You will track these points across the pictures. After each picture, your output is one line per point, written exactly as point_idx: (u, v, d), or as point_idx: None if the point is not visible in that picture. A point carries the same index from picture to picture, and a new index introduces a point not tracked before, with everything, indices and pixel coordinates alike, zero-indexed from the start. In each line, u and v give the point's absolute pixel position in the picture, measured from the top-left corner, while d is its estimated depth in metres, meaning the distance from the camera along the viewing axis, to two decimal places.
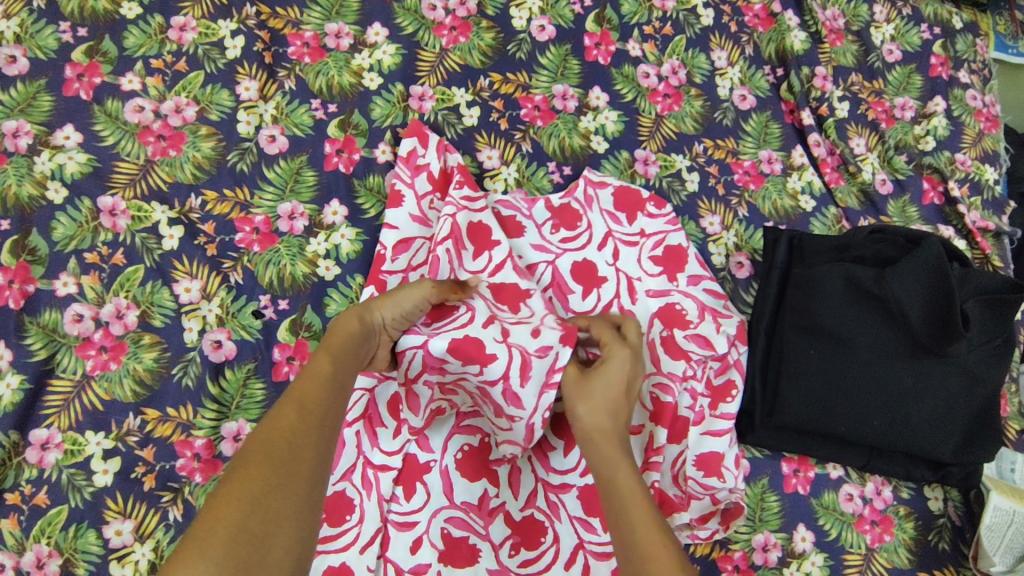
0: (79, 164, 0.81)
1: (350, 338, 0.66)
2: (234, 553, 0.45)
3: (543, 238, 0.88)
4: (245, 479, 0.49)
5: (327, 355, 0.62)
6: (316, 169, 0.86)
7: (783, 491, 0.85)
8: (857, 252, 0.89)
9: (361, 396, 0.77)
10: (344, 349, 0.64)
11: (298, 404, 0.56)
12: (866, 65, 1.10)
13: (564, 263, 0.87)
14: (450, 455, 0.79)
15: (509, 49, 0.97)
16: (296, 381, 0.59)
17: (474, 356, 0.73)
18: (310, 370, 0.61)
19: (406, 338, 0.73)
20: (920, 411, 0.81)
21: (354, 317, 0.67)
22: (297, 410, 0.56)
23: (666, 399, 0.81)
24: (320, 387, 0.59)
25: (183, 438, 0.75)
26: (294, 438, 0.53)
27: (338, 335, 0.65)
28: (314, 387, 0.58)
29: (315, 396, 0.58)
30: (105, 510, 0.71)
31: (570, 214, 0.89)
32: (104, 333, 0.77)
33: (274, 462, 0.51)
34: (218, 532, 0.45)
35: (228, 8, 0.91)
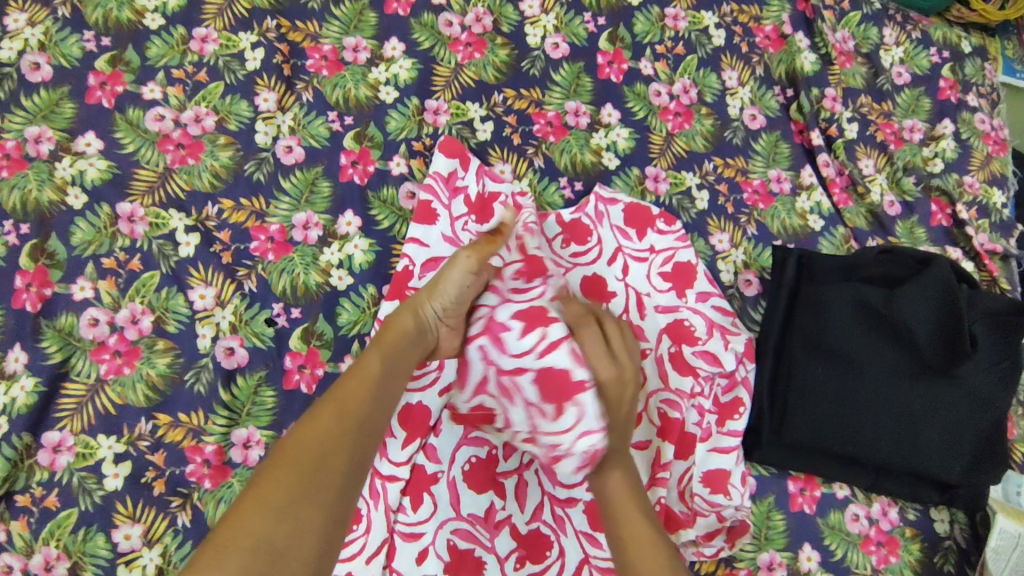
0: (99, 171, 0.83)
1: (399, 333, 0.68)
2: (260, 548, 0.45)
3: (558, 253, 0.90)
4: (279, 476, 0.50)
5: (377, 355, 0.64)
6: (332, 180, 0.88)
7: (789, 510, 0.85)
8: (865, 272, 0.90)
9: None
10: (394, 348, 0.66)
11: (340, 402, 0.57)
12: (875, 87, 1.11)
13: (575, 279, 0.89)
14: (459, 466, 0.79)
15: (523, 65, 0.98)
16: (341, 380, 0.61)
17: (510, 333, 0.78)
18: (356, 369, 0.62)
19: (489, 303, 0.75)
20: (929, 431, 0.81)
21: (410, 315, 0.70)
22: (337, 409, 0.57)
23: (673, 414, 0.83)
24: (364, 387, 0.60)
25: (194, 444, 0.76)
26: (330, 439, 0.54)
27: (387, 341, 0.67)
28: (355, 385, 0.60)
29: (355, 394, 0.59)
30: (115, 514, 0.72)
31: (581, 230, 0.90)
32: (119, 337, 0.78)
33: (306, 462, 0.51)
34: (247, 527, 0.46)
35: (249, 21, 0.93)
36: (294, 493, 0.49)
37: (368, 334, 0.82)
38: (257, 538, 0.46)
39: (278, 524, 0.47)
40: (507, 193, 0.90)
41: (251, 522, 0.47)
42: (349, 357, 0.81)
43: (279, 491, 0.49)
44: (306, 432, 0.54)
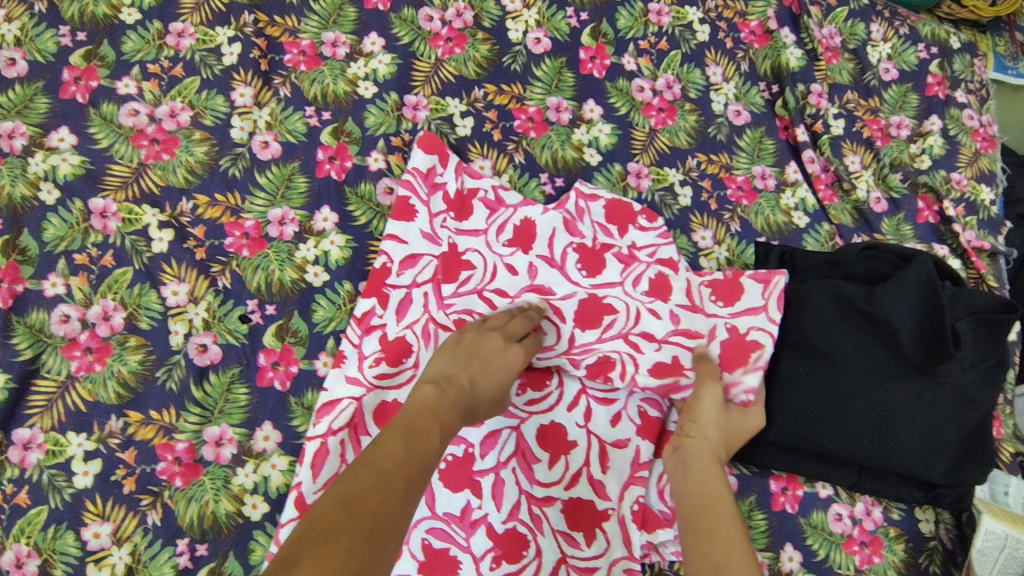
0: (72, 166, 0.82)
1: (457, 401, 0.67)
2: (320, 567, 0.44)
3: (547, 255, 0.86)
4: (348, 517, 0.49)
5: (438, 426, 0.63)
6: (308, 176, 0.87)
7: (771, 509, 0.84)
8: (847, 268, 0.88)
9: (348, 404, 0.76)
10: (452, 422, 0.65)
11: (411, 454, 0.58)
12: (862, 82, 1.10)
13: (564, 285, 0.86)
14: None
15: (505, 61, 0.97)
16: (406, 432, 0.61)
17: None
18: (418, 425, 0.61)
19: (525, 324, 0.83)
20: (910, 430, 0.80)
21: (466, 403, 0.67)
22: (411, 465, 0.57)
23: (653, 413, 0.83)
24: (431, 445, 0.60)
25: (165, 441, 0.75)
26: (398, 499, 0.53)
27: (440, 408, 0.65)
28: (422, 441, 0.60)
29: (423, 452, 0.59)
30: (84, 512, 0.71)
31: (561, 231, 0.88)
32: (91, 334, 0.77)
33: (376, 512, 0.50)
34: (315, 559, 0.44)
35: (226, 15, 0.92)
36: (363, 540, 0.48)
37: (343, 331, 0.81)
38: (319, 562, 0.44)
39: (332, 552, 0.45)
40: (487, 187, 0.89)
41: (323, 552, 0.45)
42: (324, 354, 0.80)
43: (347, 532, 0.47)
44: (375, 482, 0.53)
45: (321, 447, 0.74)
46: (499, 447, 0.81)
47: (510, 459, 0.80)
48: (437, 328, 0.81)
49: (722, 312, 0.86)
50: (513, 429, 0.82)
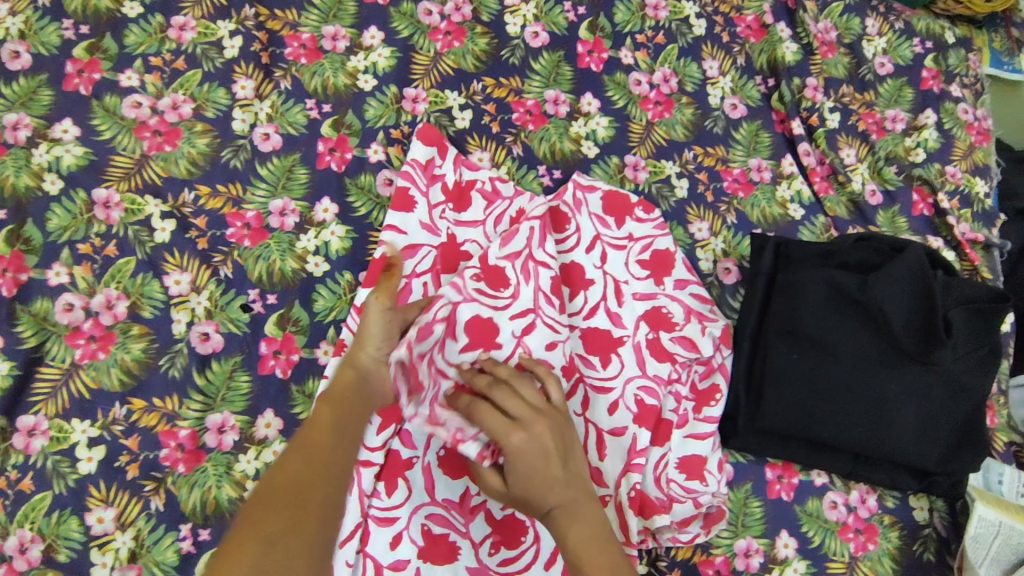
0: (76, 157, 0.83)
1: (346, 390, 0.68)
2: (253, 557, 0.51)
3: (544, 245, 0.84)
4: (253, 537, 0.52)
5: (327, 403, 0.67)
6: (309, 167, 0.88)
7: (767, 497, 0.85)
8: (841, 258, 0.89)
9: None
10: (345, 397, 0.67)
11: (306, 449, 0.61)
12: (857, 77, 1.11)
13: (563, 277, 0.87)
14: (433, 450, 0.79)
15: (503, 54, 0.98)
16: (300, 431, 0.64)
17: (482, 339, 0.78)
18: (314, 432, 0.63)
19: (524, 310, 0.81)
20: (903, 418, 0.81)
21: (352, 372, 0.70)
22: (304, 456, 0.60)
23: (651, 401, 0.83)
24: (322, 432, 0.63)
25: (168, 428, 0.76)
26: (295, 501, 0.55)
27: (336, 388, 0.69)
28: (314, 433, 0.63)
29: (319, 441, 0.62)
30: (88, 497, 0.72)
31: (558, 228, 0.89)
32: (94, 322, 0.78)
33: (277, 520, 0.54)
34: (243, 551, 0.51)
35: (227, 9, 0.93)
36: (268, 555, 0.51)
37: (344, 320, 0.82)
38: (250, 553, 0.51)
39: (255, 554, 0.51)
40: (485, 179, 0.90)
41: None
42: (325, 343, 0.81)
43: (253, 552, 0.51)
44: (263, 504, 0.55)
45: None
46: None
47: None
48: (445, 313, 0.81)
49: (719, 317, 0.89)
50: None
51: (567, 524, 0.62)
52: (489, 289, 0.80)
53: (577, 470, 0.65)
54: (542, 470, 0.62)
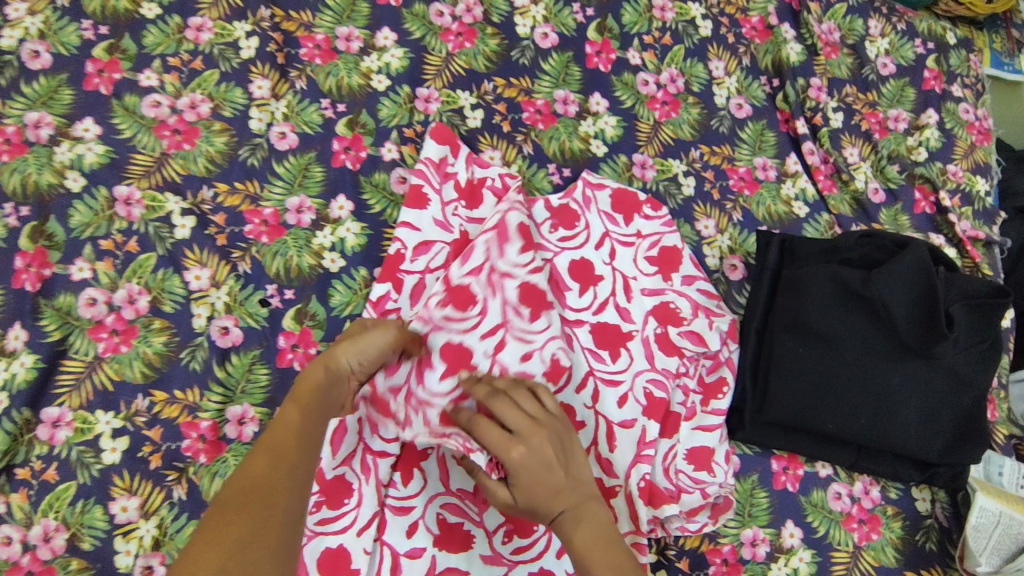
0: (97, 155, 0.85)
1: (318, 393, 0.66)
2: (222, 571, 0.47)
3: (505, 254, 0.82)
4: (214, 550, 0.49)
5: (296, 406, 0.64)
6: (324, 165, 0.90)
7: (772, 488, 0.87)
8: (845, 254, 0.91)
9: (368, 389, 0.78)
10: (312, 398, 0.65)
11: (271, 455, 0.58)
12: (860, 77, 1.13)
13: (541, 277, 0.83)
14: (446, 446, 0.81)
15: (513, 55, 1.00)
16: (264, 435, 0.61)
17: (456, 365, 0.78)
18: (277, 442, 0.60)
19: (494, 324, 0.80)
20: (906, 410, 0.83)
21: (321, 367, 0.69)
22: (269, 463, 0.57)
23: (660, 394, 0.85)
24: (288, 438, 0.61)
25: (190, 419, 0.78)
26: (259, 512, 0.52)
27: (305, 385, 0.66)
28: (279, 439, 0.60)
29: (284, 446, 0.59)
30: (112, 486, 0.74)
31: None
32: (117, 316, 0.80)
33: (240, 531, 0.51)
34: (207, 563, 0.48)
35: (244, 11, 0.95)
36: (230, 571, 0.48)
37: (360, 314, 0.84)
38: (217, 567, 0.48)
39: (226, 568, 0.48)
40: (495, 176, 0.91)
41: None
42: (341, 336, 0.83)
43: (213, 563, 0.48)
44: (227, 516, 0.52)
45: (340, 424, 0.77)
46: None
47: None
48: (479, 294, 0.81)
49: (725, 311, 0.91)
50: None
51: (574, 531, 0.63)
52: (456, 313, 0.79)
53: (578, 473, 0.67)
54: (544, 478, 0.63)
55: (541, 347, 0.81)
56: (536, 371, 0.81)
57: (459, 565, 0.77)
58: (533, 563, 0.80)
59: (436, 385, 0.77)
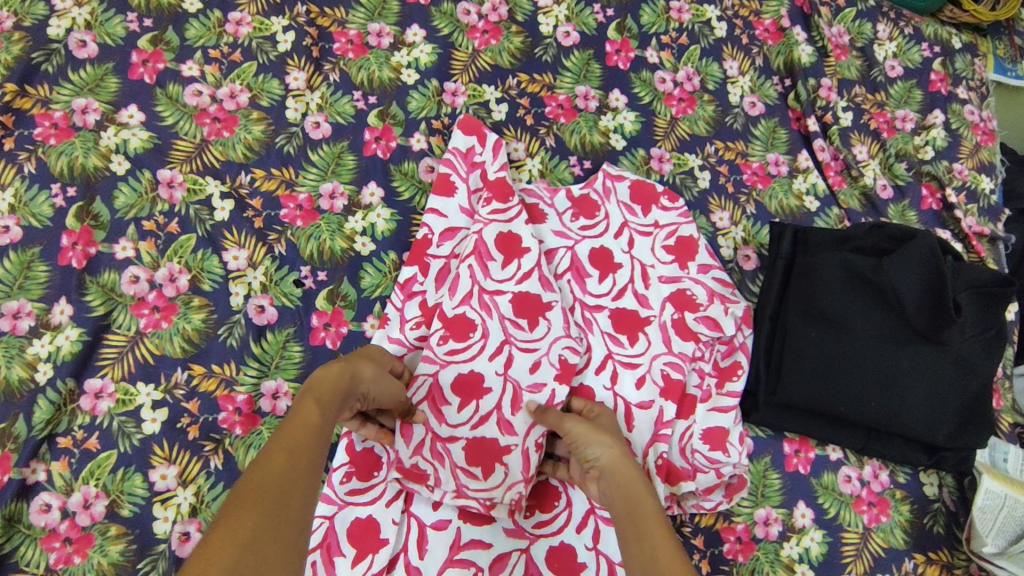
0: (141, 140, 0.88)
1: (336, 389, 0.66)
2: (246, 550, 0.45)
3: (490, 274, 0.88)
4: (231, 539, 0.45)
5: (311, 399, 0.63)
6: (356, 154, 0.94)
7: (785, 470, 0.90)
8: (856, 243, 0.94)
9: (425, 380, 0.83)
10: (328, 393, 0.65)
11: (288, 447, 0.56)
12: (869, 78, 1.17)
13: (530, 284, 0.89)
14: (458, 452, 0.82)
15: (537, 52, 1.04)
16: (280, 428, 0.59)
17: (472, 392, 0.84)
18: (295, 441, 0.57)
19: (496, 339, 0.86)
20: (914, 394, 0.86)
21: (347, 373, 0.68)
22: (287, 453, 0.55)
23: (676, 375, 0.88)
24: (305, 430, 0.59)
25: (226, 393, 0.81)
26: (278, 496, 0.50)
27: (322, 386, 0.65)
28: (300, 430, 0.59)
29: (302, 438, 0.58)
30: (152, 455, 0.77)
31: (516, 235, 0.90)
32: (158, 294, 0.83)
33: (255, 519, 0.47)
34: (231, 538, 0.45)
35: (281, 6, 0.99)
36: (249, 552, 0.45)
37: (390, 296, 0.88)
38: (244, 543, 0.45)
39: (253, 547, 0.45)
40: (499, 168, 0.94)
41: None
42: (371, 316, 0.87)
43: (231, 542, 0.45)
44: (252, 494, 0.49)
45: None
46: (530, 428, 0.83)
47: (539, 438, 0.83)
48: (491, 297, 0.87)
49: (739, 299, 0.94)
50: (544, 418, 0.83)
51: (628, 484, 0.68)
52: (459, 344, 0.85)
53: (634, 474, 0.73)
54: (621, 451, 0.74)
55: (546, 353, 0.87)
56: (548, 379, 0.85)
57: (483, 537, 0.80)
58: (555, 537, 0.82)
59: (455, 417, 0.83)
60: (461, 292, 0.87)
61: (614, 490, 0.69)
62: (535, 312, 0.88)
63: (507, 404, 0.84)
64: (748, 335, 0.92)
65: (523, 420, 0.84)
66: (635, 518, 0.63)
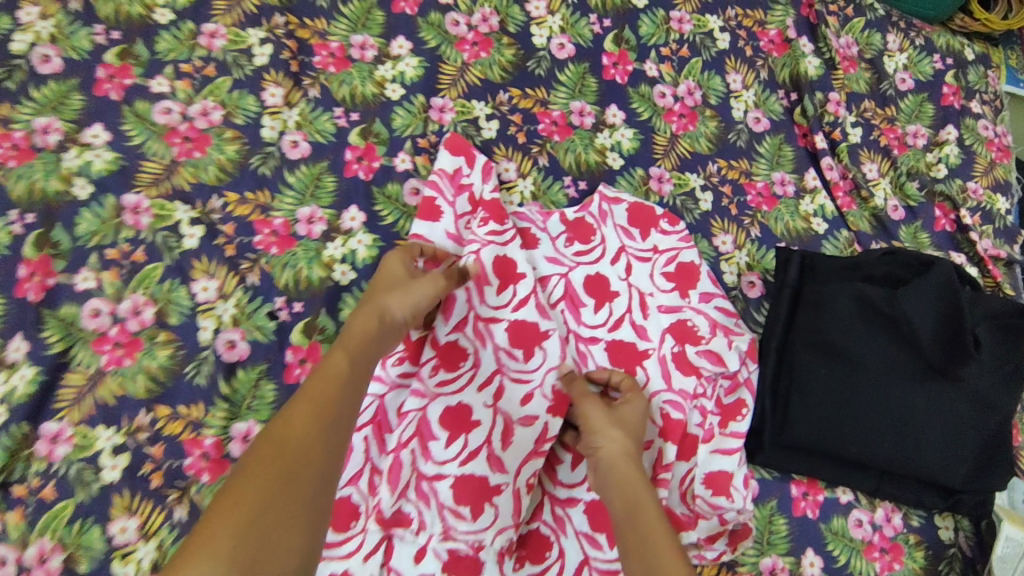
0: (105, 162, 0.82)
1: (364, 332, 0.68)
2: (253, 524, 0.50)
3: (485, 299, 0.84)
4: (241, 505, 0.51)
5: (343, 351, 0.65)
6: (336, 175, 0.88)
7: (792, 514, 0.84)
8: (867, 271, 0.89)
9: (413, 415, 0.78)
10: (357, 347, 0.66)
11: (313, 408, 0.59)
12: (878, 92, 1.11)
13: (526, 311, 0.84)
14: (445, 491, 0.76)
15: (529, 65, 0.99)
16: (310, 381, 0.62)
17: (461, 425, 0.78)
18: (323, 401, 0.60)
19: (489, 368, 0.82)
20: (930, 434, 0.80)
21: (375, 317, 0.70)
22: (312, 414, 0.58)
23: (676, 415, 0.83)
24: (334, 385, 0.62)
25: (193, 436, 0.76)
26: (291, 466, 0.54)
27: (351, 337, 0.67)
28: (328, 385, 0.61)
29: (327, 399, 0.60)
30: (112, 505, 0.72)
31: (512, 259, 0.86)
32: (121, 328, 0.77)
33: (268, 488, 0.52)
34: (241, 509, 0.51)
35: (258, 17, 0.93)
36: (259, 521, 0.50)
37: None
38: (252, 515, 0.50)
39: (260, 521, 0.50)
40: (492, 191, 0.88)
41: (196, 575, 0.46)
42: None
43: (242, 512, 0.51)
44: (270, 460, 0.54)
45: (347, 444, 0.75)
46: (522, 466, 0.79)
47: (531, 476, 0.79)
48: (486, 325, 0.83)
49: (745, 330, 0.89)
50: (537, 453, 0.79)
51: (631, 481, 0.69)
52: (448, 374, 0.80)
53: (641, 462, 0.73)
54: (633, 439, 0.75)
55: (540, 384, 0.82)
56: (541, 411, 0.81)
57: None
58: None
59: (442, 453, 0.77)
60: (456, 318, 0.83)
61: (608, 481, 0.70)
62: (530, 341, 0.83)
63: (497, 439, 0.79)
64: (753, 370, 0.87)
65: (515, 456, 0.79)
66: (631, 517, 0.65)
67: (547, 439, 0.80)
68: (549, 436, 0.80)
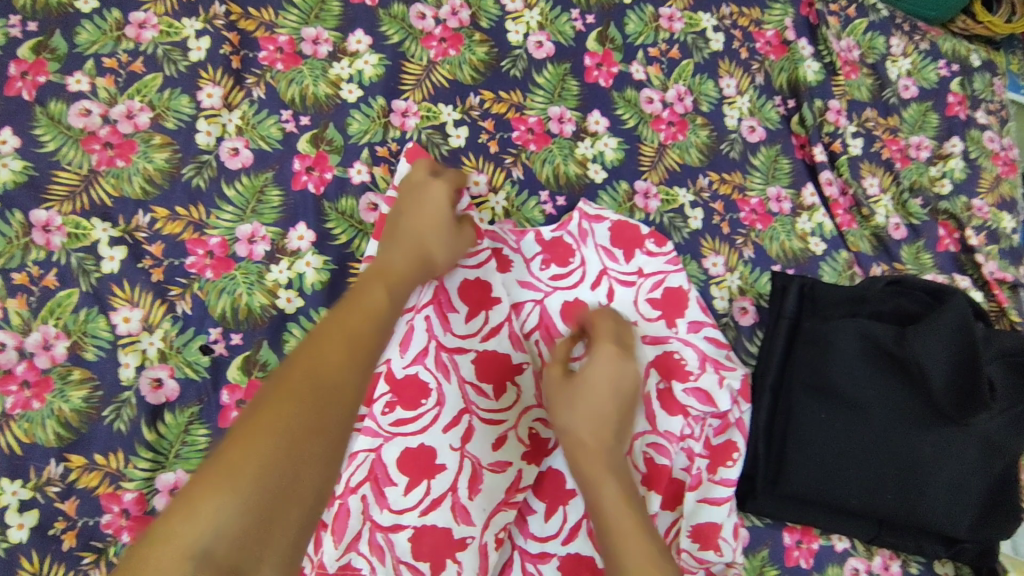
0: (13, 172, 0.71)
1: (403, 263, 0.66)
2: (274, 462, 0.46)
3: (450, 328, 0.75)
4: (262, 437, 0.47)
5: (382, 284, 0.63)
6: (283, 188, 0.78)
7: (784, 565, 0.77)
8: (874, 306, 0.83)
9: (366, 457, 0.68)
10: (396, 280, 0.64)
11: (347, 336, 0.56)
12: (880, 100, 1.03)
13: (497, 342, 0.76)
14: (402, 544, 0.67)
15: (504, 65, 0.89)
16: (344, 307, 0.60)
17: (422, 470, 0.69)
18: (356, 330, 0.57)
19: (455, 405, 0.72)
20: (936, 486, 0.74)
21: (416, 257, 0.67)
22: (344, 345, 0.55)
23: (661, 461, 0.75)
24: (369, 315, 0.59)
25: (111, 490, 0.66)
26: (320, 395, 0.51)
27: (390, 270, 0.65)
28: (360, 315, 0.59)
29: (360, 331, 0.57)
30: (17, 571, 0.62)
31: (485, 283, 0.78)
32: (28, 365, 0.67)
33: (296, 416, 0.49)
34: (264, 441, 0.47)
35: (194, 6, 0.82)
36: (281, 454, 0.46)
37: None
38: (273, 453, 0.46)
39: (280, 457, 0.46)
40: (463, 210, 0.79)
41: (204, 518, 0.43)
42: None
43: (264, 441, 0.47)
44: (294, 386, 0.50)
45: None
46: (490, 520, 0.70)
47: (499, 531, 0.70)
48: (450, 356, 0.74)
49: (738, 365, 0.81)
50: (507, 504, 0.72)
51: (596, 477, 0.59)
52: (408, 413, 0.70)
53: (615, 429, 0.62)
54: (600, 406, 0.62)
55: (513, 426, 0.74)
56: (513, 457, 0.73)
57: None
58: None
59: (400, 501, 0.68)
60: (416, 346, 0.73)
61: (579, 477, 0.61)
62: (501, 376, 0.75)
63: (463, 487, 0.70)
64: (746, 409, 0.79)
65: (482, 507, 0.70)
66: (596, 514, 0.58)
67: (519, 488, 0.73)
68: (521, 485, 0.73)
